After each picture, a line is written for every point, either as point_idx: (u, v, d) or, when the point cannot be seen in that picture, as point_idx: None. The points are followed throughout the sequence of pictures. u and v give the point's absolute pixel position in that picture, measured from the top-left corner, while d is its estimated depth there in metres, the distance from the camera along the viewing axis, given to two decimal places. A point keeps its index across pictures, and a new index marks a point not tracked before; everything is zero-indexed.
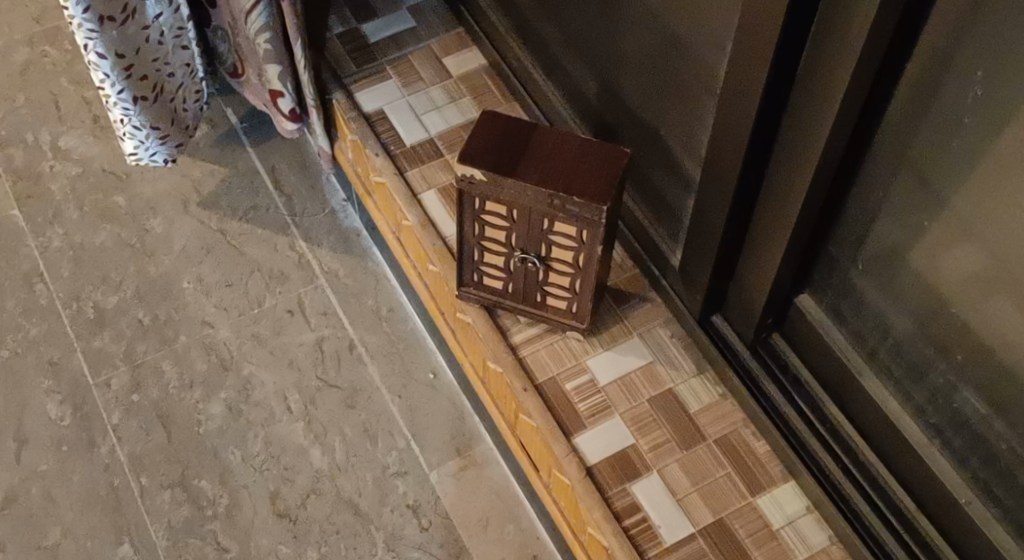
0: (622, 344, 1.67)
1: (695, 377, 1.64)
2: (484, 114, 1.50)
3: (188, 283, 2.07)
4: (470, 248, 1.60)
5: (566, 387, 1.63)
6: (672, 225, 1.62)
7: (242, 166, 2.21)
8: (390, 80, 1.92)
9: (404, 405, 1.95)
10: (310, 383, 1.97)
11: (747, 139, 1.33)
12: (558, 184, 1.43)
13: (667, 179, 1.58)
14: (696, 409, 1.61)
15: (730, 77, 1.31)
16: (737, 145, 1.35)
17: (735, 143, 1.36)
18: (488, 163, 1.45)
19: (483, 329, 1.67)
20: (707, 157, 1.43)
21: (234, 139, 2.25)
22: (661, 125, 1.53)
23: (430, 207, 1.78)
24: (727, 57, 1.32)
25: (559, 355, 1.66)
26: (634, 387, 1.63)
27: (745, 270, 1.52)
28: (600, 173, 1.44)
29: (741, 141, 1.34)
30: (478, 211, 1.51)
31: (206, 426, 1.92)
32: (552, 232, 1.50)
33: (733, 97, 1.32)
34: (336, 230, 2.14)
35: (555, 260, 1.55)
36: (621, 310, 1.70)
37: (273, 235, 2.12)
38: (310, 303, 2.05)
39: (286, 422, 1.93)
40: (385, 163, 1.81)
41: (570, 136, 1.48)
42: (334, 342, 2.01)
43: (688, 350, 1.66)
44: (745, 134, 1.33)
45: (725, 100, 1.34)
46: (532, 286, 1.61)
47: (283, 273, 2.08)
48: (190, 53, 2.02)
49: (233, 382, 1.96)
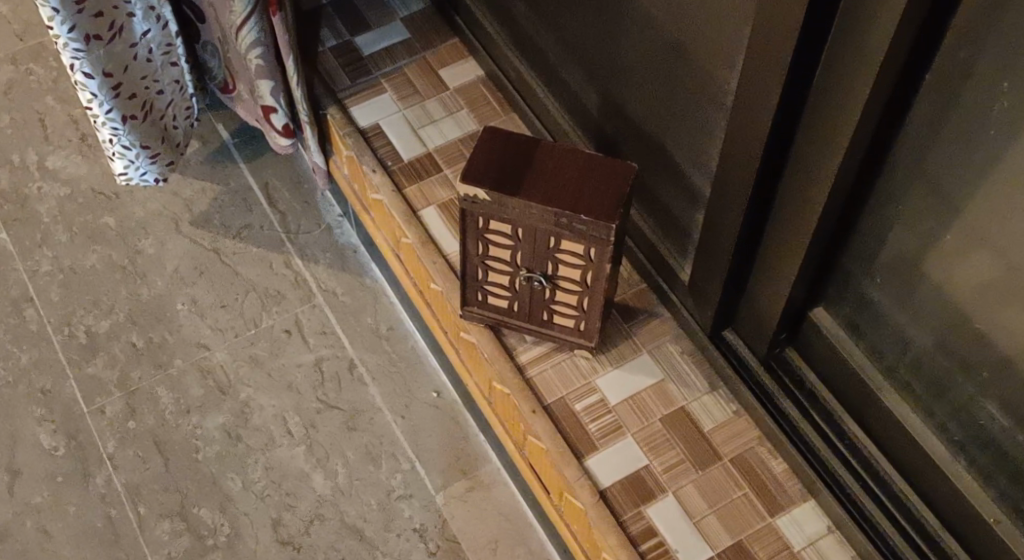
0: (631, 361, 1.62)
1: (708, 393, 1.60)
2: (486, 130, 1.45)
3: (182, 305, 2.02)
4: (473, 267, 1.55)
5: (575, 408, 1.58)
6: (679, 238, 1.58)
7: (234, 183, 2.16)
8: (385, 94, 1.87)
9: (407, 426, 1.90)
10: (310, 405, 1.92)
11: (760, 154, 1.29)
12: (565, 202, 1.38)
13: (674, 194, 1.53)
14: (710, 427, 1.57)
15: (743, 89, 1.26)
16: (750, 159, 1.31)
17: (748, 157, 1.31)
18: (492, 182, 1.40)
19: (488, 350, 1.63)
20: (717, 171, 1.39)
21: (225, 155, 2.19)
22: (667, 139, 1.49)
23: (430, 224, 1.74)
24: (739, 69, 1.27)
25: (567, 375, 1.61)
26: (645, 406, 1.59)
27: (758, 285, 1.48)
28: (608, 188, 1.39)
29: (754, 154, 1.30)
30: (482, 230, 1.47)
31: (203, 452, 1.87)
32: (559, 250, 1.45)
33: (745, 110, 1.27)
34: (332, 247, 2.09)
35: (562, 279, 1.50)
36: (629, 327, 1.66)
37: (268, 253, 2.07)
38: (307, 322, 2.00)
39: (287, 447, 1.88)
40: (382, 180, 1.76)
41: (576, 150, 1.44)
42: (334, 362, 1.96)
43: (699, 366, 1.62)
44: (759, 147, 1.28)
45: (736, 113, 1.30)
46: (538, 304, 1.57)
47: (279, 292, 2.03)
48: (178, 69, 1.97)
49: (231, 407, 1.91)
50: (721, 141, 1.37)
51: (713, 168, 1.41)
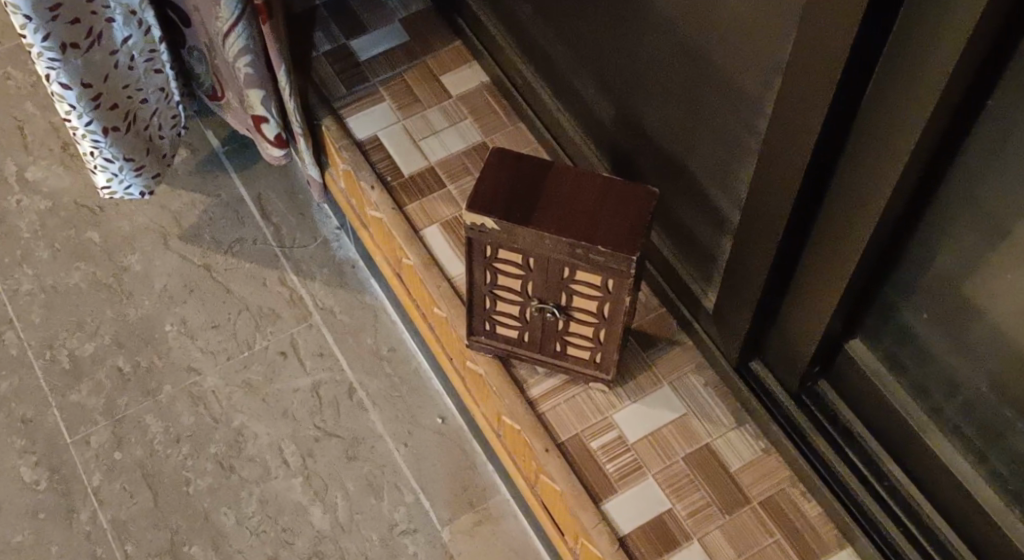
0: (651, 394, 1.51)
1: (734, 429, 1.48)
2: (493, 152, 1.34)
3: (171, 326, 1.90)
4: (481, 296, 1.44)
5: (591, 446, 1.47)
6: (702, 263, 1.46)
7: (225, 195, 2.04)
8: (383, 104, 1.75)
9: (411, 455, 1.79)
10: (307, 433, 1.81)
11: (798, 181, 1.17)
12: (581, 230, 1.27)
13: (697, 218, 1.42)
14: (737, 467, 1.46)
15: (780, 110, 1.14)
16: (787, 185, 1.19)
17: (784, 183, 1.19)
18: (501, 209, 1.29)
19: (498, 383, 1.52)
20: (748, 197, 1.27)
21: (216, 165, 2.07)
22: (689, 159, 1.37)
23: (433, 244, 1.62)
24: (776, 87, 1.15)
25: (582, 410, 1.50)
26: (667, 443, 1.48)
27: (791, 317, 1.36)
28: (626, 215, 1.28)
29: (792, 180, 1.18)
30: (490, 258, 1.36)
31: (195, 485, 1.76)
32: (573, 280, 1.34)
33: (782, 134, 1.16)
34: (330, 262, 1.97)
35: (577, 309, 1.39)
36: (647, 356, 1.54)
37: (262, 270, 1.96)
38: (304, 344, 1.89)
39: (283, 478, 1.77)
40: (382, 196, 1.65)
41: (592, 173, 1.32)
42: (332, 386, 1.85)
43: (725, 399, 1.51)
44: (798, 173, 1.16)
45: (770, 136, 1.18)
46: (551, 335, 1.45)
47: (274, 311, 1.92)
48: (164, 76, 1.85)
49: (224, 435, 1.80)
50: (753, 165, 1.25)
51: (743, 194, 1.30)
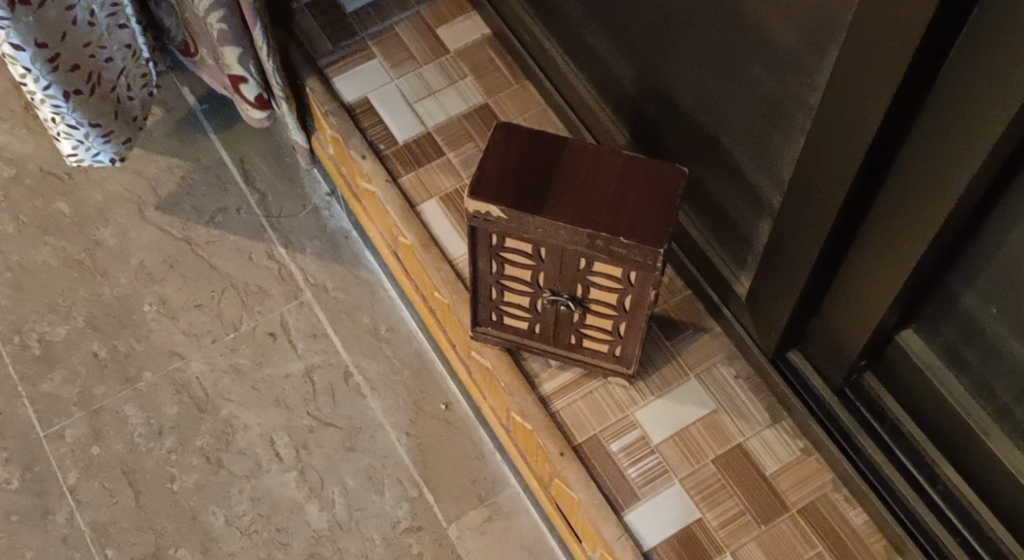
0: (677, 388, 1.36)
1: (769, 428, 1.33)
2: (499, 127, 1.17)
3: (150, 306, 1.75)
4: (486, 286, 1.28)
5: (611, 448, 1.32)
6: (735, 246, 1.30)
7: (206, 159, 1.87)
8: (374, 62, 1.58)
9: (414, 446, 1.65)
10: (301, 422, 1.67)
11: (858, 162, 1.00)
12: (601, 220, 1.11)
13: (731, 196, 1.25)
14: (773, 470, 1.31)
15: (838, 84, 0.97)
16: (842, 169, 1.02)
17: (839, 167, 1.02)
18: (509, 196, 1.12)
19: (507, 379, 1.36)
20: (793, 178, 1.10)
21: (194, 126, 1.90)
22: (723, 131, 1.21)
23: (433, 221, 1.46)
24: (834, 57, 0.98)
25: (600, 407, 1.35)
26: (695, 444, 1.33)
27: (837, 310, 1.20)
28: (652, 200, 1.12)
29: (848, 165, 1.01)
30: (497, 247, 1.20)
31: (180, 482, 1.62)
32: (590, 271, 1.18)
33: (840, 109, 0.98)
34: (321, 233, 1.81)
35: (594, 301, 1.24)
36: (672, 345, 1.39)
37: (247, 242, 1.80)
38: (295, 325, 1.74)
39: (275, 473, 1.63)
40: (374, 167, 1.48)
41: (611, 151, 1.16)
42: (327, 370, 1.70)
43: (759, 394, 1.35)
44: (856, 156, 0.99)
45: (824, 112, 1.01)
46: (565, 328, 1.30)
47: (262, 289, 1.76)
48: (130, 32, 1.66)
49: (211, 427, 1.66)
50: (801, 143, 1.08)
51: (787, 174, 1.13)
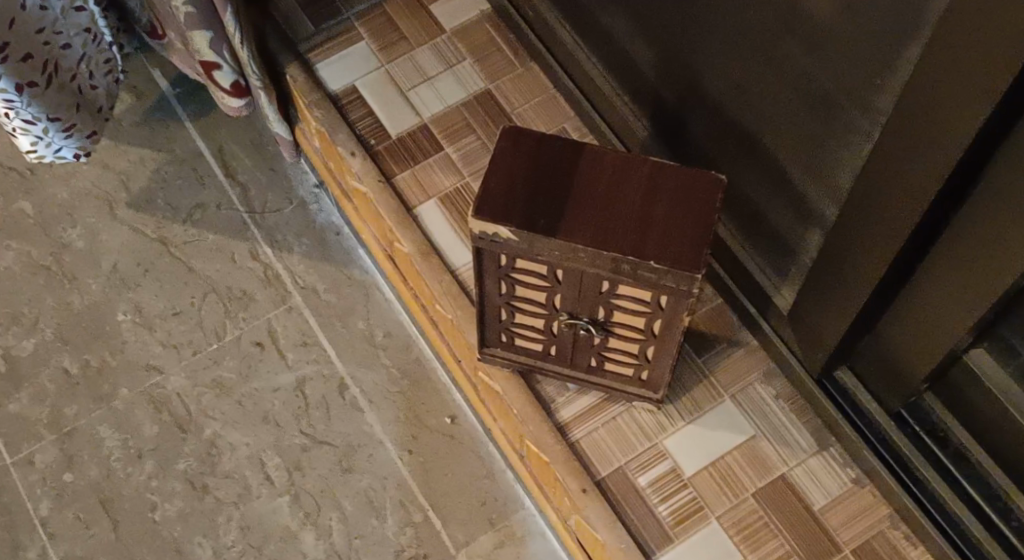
0: (710, 411, 1.22)
1: (815, 455, 1.18)
2: (504, 132, 1.02)
3: (124, 315, 1.59)
4: (494, 308, 1.13)
5: (638, 483, 1.18)
6: (778, 256, 1.14)
7: (181, 150, 1.70)
8: (361, 45, 1.43)
9: (417, 464, 1.50)
10: (292, 441, 1.52)
11: (945, 175, 0.84)
12: (628, 241, 0.96)
13: (772, 202, 1.10)
14: (822, 504, 1.16)
15: (925, 89, 0.81)
16: (922, 181, 0.86)
17: (918, 178, 0.86)
18: (520, 214, 0.97)
19: (519, 405, 1.22)
20: (853, 189, 0.95)
21: (167, 113, 1.73)
22: (762, 131, 1.05)
23: (431, 226, 1.32)
24: (913, 58, 0.82)
25: (624, 436, 1.21)
26: (732, 476, 1.18)
27: (900, 331, 1.04)
28: (685, 216, 0.97)
29: (931, 177, 0.85)
30: (506, 268, 1.05)
31: (162, 511, 1.48)
32: (614, 294, 1.03)
33: (922, 113, 0.83)
34: (310, 230, 1.65)
35: (618, 324, 1.09)
36: (703, 363, 1.24)
37: (228, 242, 1.64)
38: (283, 332, 1.58)
39: (266, 498, 1.49)
40: (365, 165, 1.34)
41: (636, 157, 1.01)
42: (320, 383, 1.55)
43: (803, 416, 1.21)
44: (942, 167, 0.83)
45: (902, 115, 0.85)
46: (584, 351, 1.16)
47: (245, 293, 1.61)
48: (88, 15, 1.48)
49: (194, 448, 1.51)
50: (867, 153, 0.92)
51: (845, 185, 0.97)
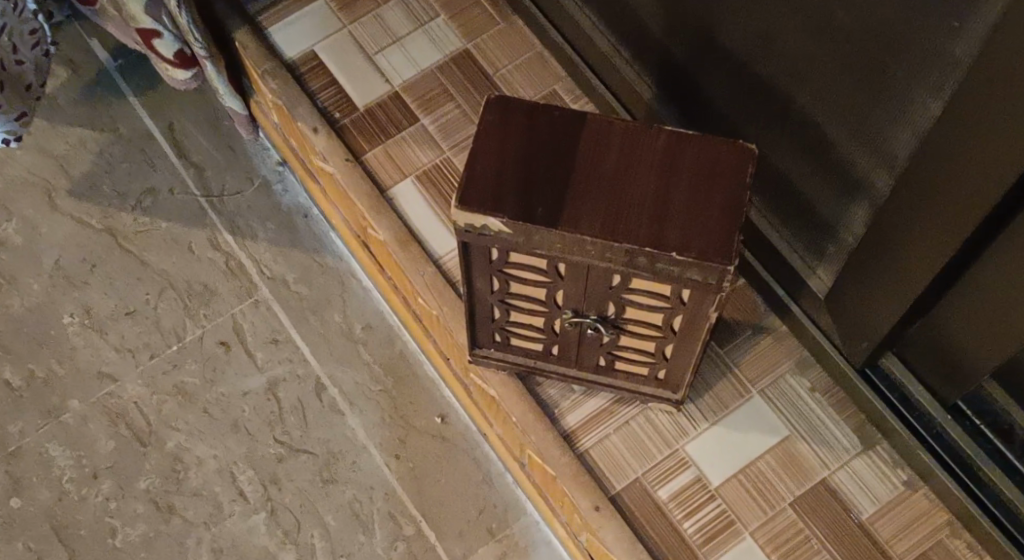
0: (737, 410, 1.07)
1: (859, 457, 1.04)
2: (490, 103, 0.85)
3: (71, 318, 1.42)
4: (485, 307, 0.97)
5: (659, 497, 1.03)
6: (813, 233, 0.99)
7: (126, 130, 1.52)
8: (319, 4, 1.27)
9: (407, 471, 1.34)
10: (266, 451, 1.36)
11: None
12: (644, 230, 0.80)
13: (807, 170, 0.94)
14: (871, 514, 1.01)
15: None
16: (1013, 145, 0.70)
17: (1009, 141, 0.71)
18: (513, 203, 0.81)
19: (519, 413, 1.06)
20: (917, 157, 0.80)
21: (109, 88, 1.54)
22: (797, 89, 0.89)
23: (410, 209, 1.16)
24: None
25: (641, 443, 1.06)
26: (765, 484, 1.04)
27: (963, 320, 0.89)
28: (710, 197, 0.81)
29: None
30: (498, 264, 0.89)
31: (124, 536, 1.31)
32: (626, 289, 0.88)
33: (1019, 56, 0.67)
34: (275, 213, 1.48)
35: (631, 322, 0.93)
36: (726, 355, 1.09)
37: (185, 231, 1.46)
38: (251, 330, 1.42)
39: (240, 517, 1.32)
40: (329, 142, 1.17)
41: (647, 126, 0.85)
42: (294, 386, 1.39)
43: (843, 411, 1.06)
44: None
45: (993, 60, 0.69)
46: (591, 350, 1.00)
47: (206, 287, 1.44)
48: None
49: (158, 464, 1.35)
50: (939, 111, 0.77)
51: (904, 150, 0.82)
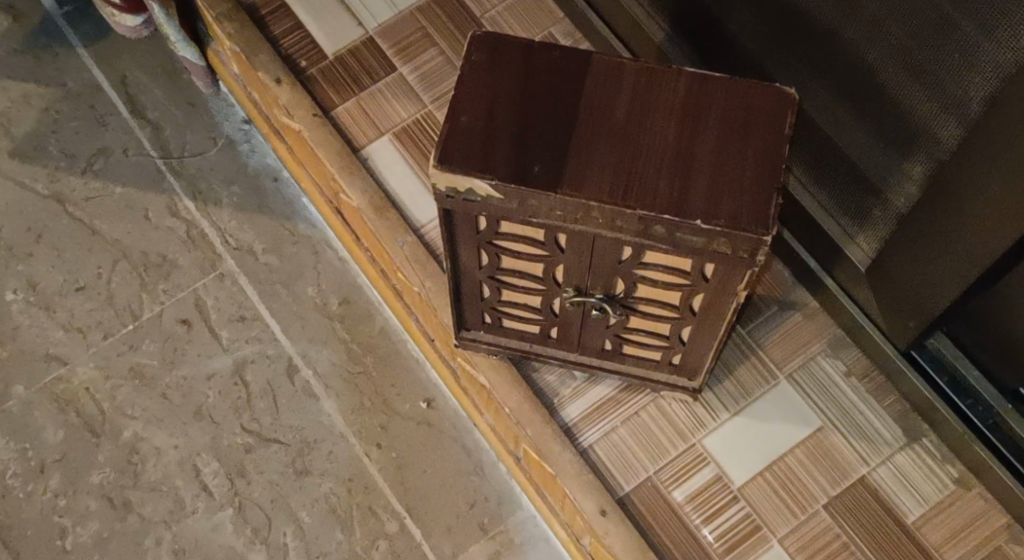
0: (762, 398, 0.93)
1: (902, 451, 0.91)
2: (480, 37, 0.71)
3: (13, 293, 1.20)
4: (474, 284, 0.84)
5: (674, 499, 0.90)
6: (856, 194, 0.85)
7: (73, 84, 1.30)
8: None
9: (389, 462, 1.12)
10: (233, 439, 1.14)
11: None
12: (662, 194, 0.67)
13: (853, 121, 0.81)
14: (917, 517, 0.89)
15: None
16: None
17: None
18: (505, 162, 0.67)
19: (513, 403, 0.93)
20: (1003, 99, 0.66)
21: (54, 38, 1.32)
22: (849, 23, 0.76)
23: (388, 170, 1.02)
24: None
25: (651, 437, 0.93)
26: (795, 483, 0.90)
27: None
28: (741, 153, 0.67)
29: None
30: (487, 235, 0.76)
31: (75, 538, 1.11)
32: (639, 263, 0.74)
33: None
34: (239, 177, 1.26)
35: (643, 301, 0.80)
36: (748, 335, 0.95)
37: (141, 196, 1.25)
38: (214, 306, 1.20)
39: (204, 514, 1.11)
40: (293, 94, 1.03)
41: (668, 67, 0.70)
42: (264, 368, 1.17)
43: (883, 399, 0.93)
44: None
45: None
46: (595, 333, 0.86)
47: (164, 258, 1.22)
48: None
49: (113, 455, 1.14)
50: None
51: (982, 92, 0.69)
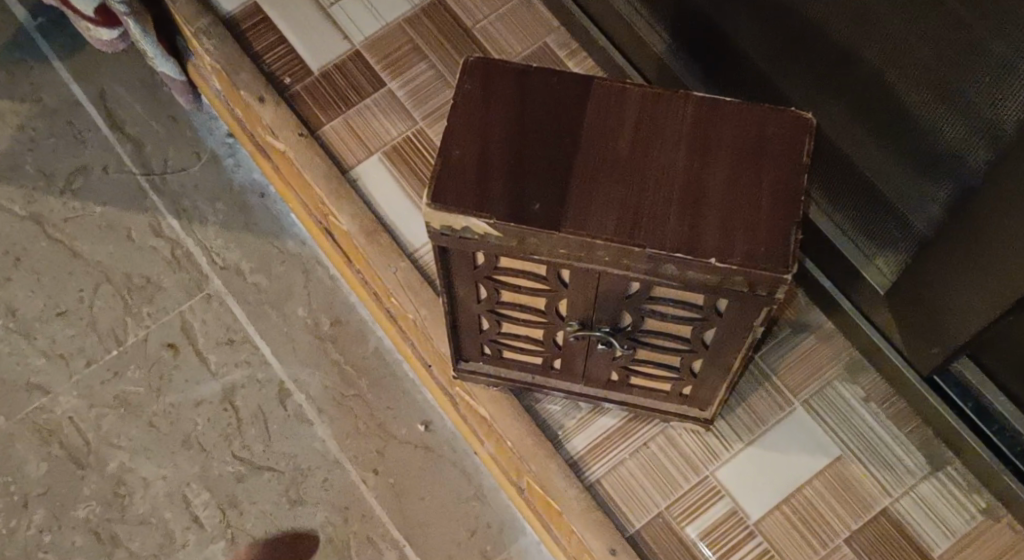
0: (777, 426, 0.89)
1: (925, 480, 0.86)
2: (473, 63, 0.66)
3: None
4: (473, 318, 0.79)
5: (688, 536, 0.86)
6: (873, 215, 0.81)
7: (50, 100, 1.19)
8: None
9: (386, 488, 1.04)
10: (223, 470, 1.05)
11: None
12: (672, 230, 0.62)
13: (871, 140, 0.77)
14: (944, 550, 0.84)
15: None
16: None
17: None
18: (503, 199, 0.63)
19: (515, 436, 0.88)
20: None
21: (27, 50, 1.21)
22: (868, 38, 0.71)
23: (380, 192, 0.97)
24: None
25: (662, 469, 0.88)
26: (814, 516, 0.86)
27: None
28: (755, 184, 0.63)
29: None
30: (485, 270, 0.71)
31: None
32: (647, 298, 0.69)
33: None
34: (224, 194, 1.15)
35: (652, 334, 0.75)
36: (761, 359, 0.91)
37: (122, 216, 1.15)
38: (201, 327, 1.10)
39: (195, 549, 1.02)
40: (277, 114, 0.97)
41: (674, 91, 0.65)
42: (255, 392, 1.08)
43: (904, 424, 0.88)
44: None
45: None
46: (601, 365, 0.82)
47: (148, 280, 1.12)
48: None
49: (98, 487, 1.04)
50: None
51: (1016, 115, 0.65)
